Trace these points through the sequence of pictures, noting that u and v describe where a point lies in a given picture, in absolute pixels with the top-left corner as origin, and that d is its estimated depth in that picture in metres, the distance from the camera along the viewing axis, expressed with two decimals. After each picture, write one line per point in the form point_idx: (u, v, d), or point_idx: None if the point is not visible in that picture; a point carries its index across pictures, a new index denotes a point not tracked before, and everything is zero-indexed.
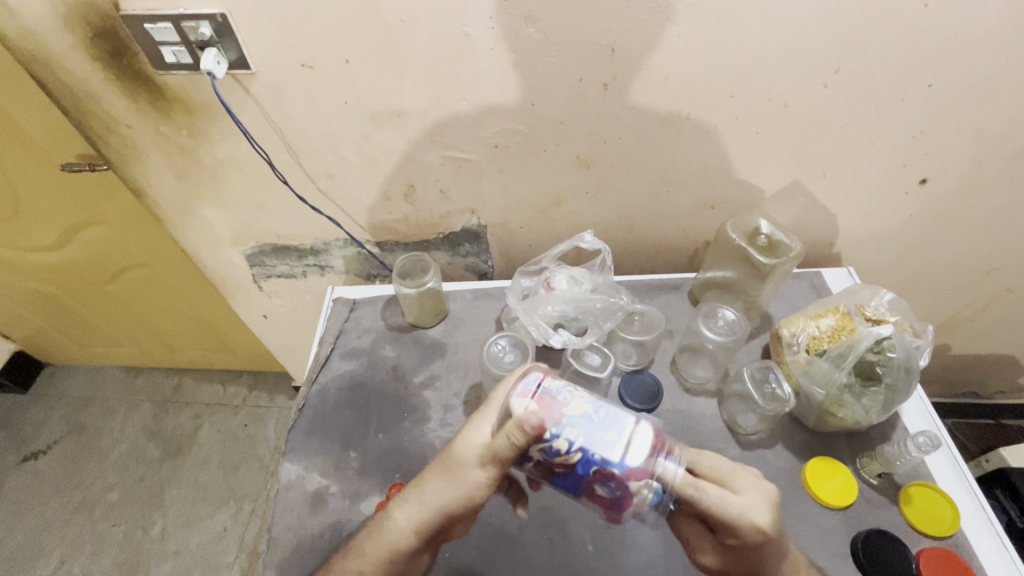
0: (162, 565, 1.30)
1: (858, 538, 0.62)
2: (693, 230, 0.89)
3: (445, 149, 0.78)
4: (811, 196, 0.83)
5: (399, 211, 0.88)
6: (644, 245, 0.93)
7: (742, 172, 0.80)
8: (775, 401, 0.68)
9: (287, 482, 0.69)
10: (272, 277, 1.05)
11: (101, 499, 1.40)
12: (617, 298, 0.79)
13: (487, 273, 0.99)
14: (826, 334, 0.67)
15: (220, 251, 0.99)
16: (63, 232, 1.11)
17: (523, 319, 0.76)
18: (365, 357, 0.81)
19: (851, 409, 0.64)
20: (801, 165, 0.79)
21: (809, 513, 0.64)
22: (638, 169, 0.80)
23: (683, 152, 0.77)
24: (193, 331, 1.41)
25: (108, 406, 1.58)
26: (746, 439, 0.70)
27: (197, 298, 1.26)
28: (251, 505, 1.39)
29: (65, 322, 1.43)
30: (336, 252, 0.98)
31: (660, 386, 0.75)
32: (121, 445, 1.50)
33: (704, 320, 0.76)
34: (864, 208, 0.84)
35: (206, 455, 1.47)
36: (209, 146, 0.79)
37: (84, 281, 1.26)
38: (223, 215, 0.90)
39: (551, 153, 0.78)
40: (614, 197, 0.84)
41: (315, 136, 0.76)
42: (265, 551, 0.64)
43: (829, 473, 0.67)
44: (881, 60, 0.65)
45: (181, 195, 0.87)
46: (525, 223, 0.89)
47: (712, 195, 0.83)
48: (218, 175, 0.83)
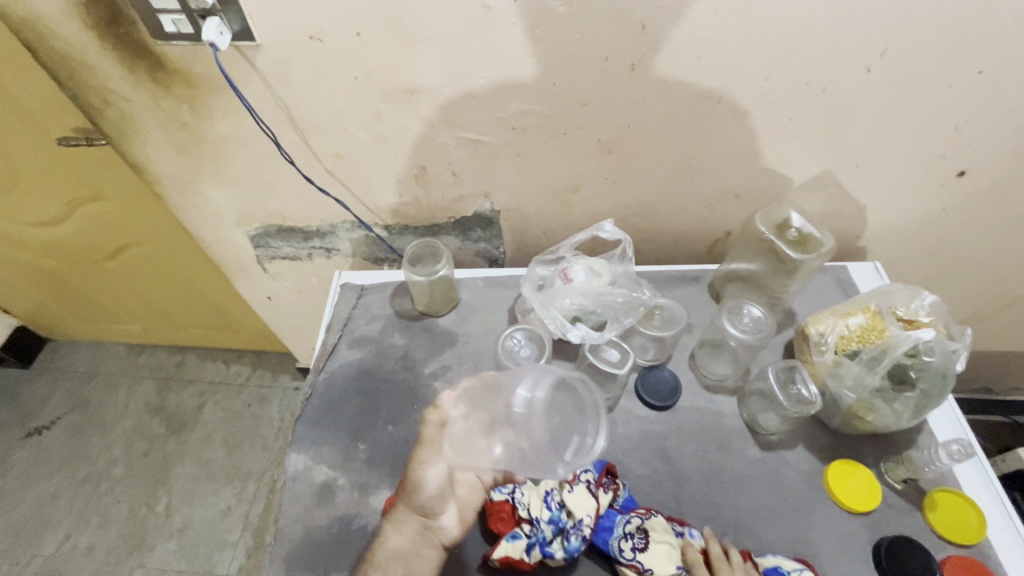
0: (167, 541, 1.30)
1: (880, 542, 0.60)
2: (715, 220, 0.86)
3: (460, 130, 0.74)
4: (842, 187, 0.79)
5: (410, 194, 0.84)
6: (663, 234, 0.89)
7: (772, 160, 0.76)
8: (802, 403, 0.65)
9: (294, 472, 0.68)
10: (277, 258, 1.02)
11: (105, 475, 1.40)
12: (639, 293, 0.76)
13: (499, 260, 0.96)
14: (856, 334, 0.64)
15: (224, 231, 0.96)
16: (62, 208, 1.08)
17: (539, 311, 0.74)
18: (373, 345, 0.79)
19: (880, 414, 0.62)
20: (834, 155, 0.75)
21: (830, 516, 0.63)
22: (662, 155, 0.76)
23: (711, 137, 0.73)
24: (196, 310, 1.39)
25: (111, 382, 1.57)
26: (767, 440, 0.68)
27: (201, 277, 1.24)
28: (255, 485, 1.39)
29: (66, 297, 1.41)
30: (344, 235, 0.95)
31: (679, 382, 0.73)
32: (125, 422, 1.49)
33: (728, 316, 0.73)
34: (896, 201, 0.81)
35: (209, 434, 1.47)
36: (212, 122, 0.75)
37: (84, 256, 1.23)
38: (226, 194, 0.87)
39: (571, 137, 0.74)
40: (634, 183, 0.81)
41: (323, 115, 0.72)
42: (272, 544, 0.63)
43: (849, 475, 0.65)
44: (930, 43, 0.61)
45: (183, 172, 0.84)
46: (540, 208, 0.86)
47: (737, 184, 0.80)
48: (220, 152, 0.79)
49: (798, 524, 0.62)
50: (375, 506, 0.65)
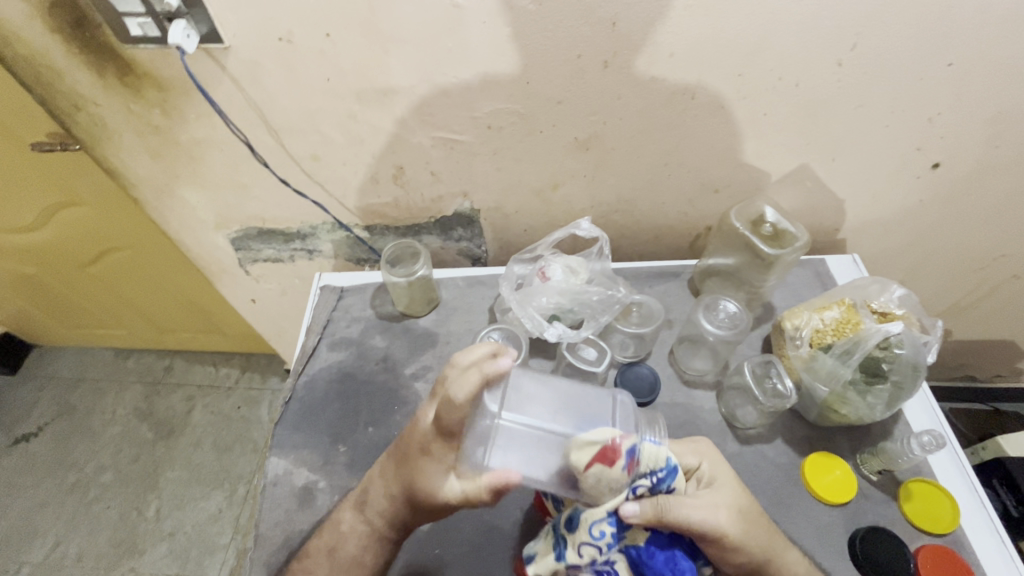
0: (158, 546, 1.30)
1: (856, 534, 0.61)
2: (694, 214, 0.86)
3: (435, 130, 0.74)
4: (819, 180, 0.80)
5: (388, 193, 0.84)
6: (644, 230, 0.89)
7: (749, 154, 0.76)
8: (777, 397, 0.66)
9: (274, 477, 0.67)
10: (259, 261, 1.01)
11: (95, 481, 1.40)
12: (615, 290, 0.76)
13: (481, 258, 0.96)
14: (831, 327, 0.65)
15: (204, 234, 0.95)
16: (41, 214, 1.07)
17: (516, 311, 0.73)
18: (354, 347, 0.79)
19: (854, 407, 0.62)
20: (809, 149, 0.75)
21: (807, 509, 0.63)
22: (639, 151, 0.76)
23: (687, 132, 0.73)
24: (181, 313, 1.38)
25: (99, 387, 1.56)
26: (745, 434, 0.69)
27: (184, 281, 1.23)
28: (245, 488, 1.38)
29: (49, 303, 1.40)
30: (324, 236, 0.94)
31: (658, 378, 0.73)
32: (113, 427, 1.48)
33: (704, 312, 0.73)
34: (874, 192, 0.81)
35: (198, 438, 1.46)
36: (185, 125, 0.74)
37: (65, 263, 1.22)
38: (204, 197, 0.86)
39: (547, 135, 0.74)
40: (612, 180, 0.81)
41: (297, 116, 0.72)
42: (253, 548, 0.63)
43: (826, 467, 0.65)
44: (898, 37, 0.61)
45: (159, 176, 0.83)
46: (520, 207, 0.86)
47: (716, 179, 0.80)
48: (195, 155, 0.79)
49: (776, 516, 0.63)
50: None
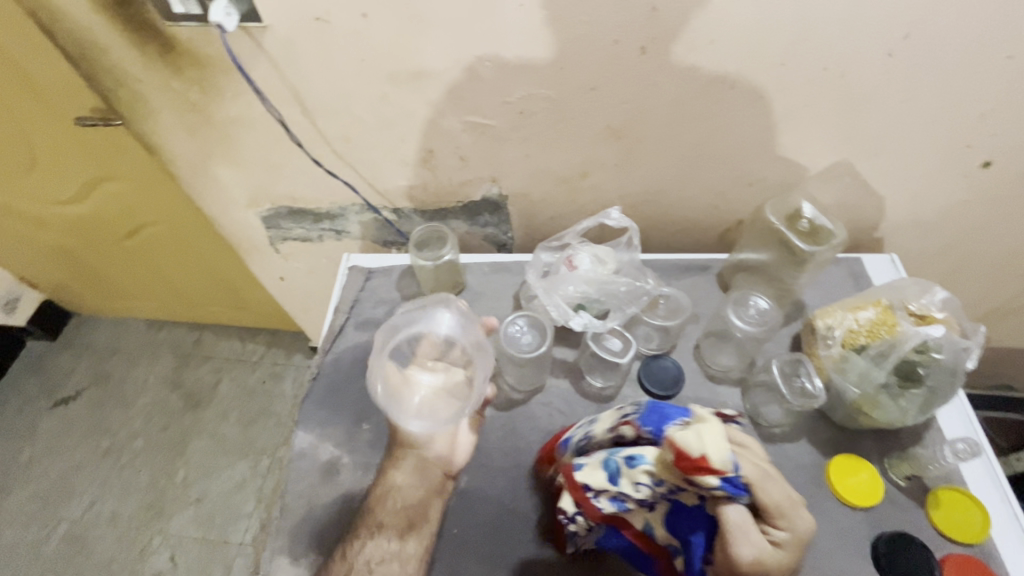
0: (185, 511, 1.35)
1: (880, 539, 0.60)
2: (725, 208, 0.84)
3: (466, 114, 0.73)
4: (858, 177, 0.77)
5: (417, 177, 0.84)
6: (673, 222, 0.88)
7: (785, 148, 0.74)
8: (806, 397, 0.64)
9: (300, 451, 0.69)
10: (288, 240, 1.03)
11: (127, 445, 1.46)
12: (644, 283, 0.75)
13: (506, 244, 0.96)
14: (865, 328, 0.63)
15: (236, 212, 0.97)
16: (82, 188, 1.11)
17: (542, 298, 0.71)
18: (379, 328, 0.79)
19: (886, 410, 0.60)
20: (851, 144, 0.73)
21: (830, 510, 0.63)
22: (672, 141, 0.75)
23: (723, 123, 0.71)
24: (211, 288, 1.42)
25: (132, 356, 1.62)
26: (769, 431, 0.68)
27: (215, 257, 1.26)
28: (268, 460, 1.43)
29: (88, 275, 1.45)
30: (353, 217, 0.96)
31: (682, 371, 0.72)
32: (145, 395, 1.54)
33: (734, 307, 0.72)
34: (916, 191, 0.78)
35: (225, 410, 1.51)
36: (221, 104, 0.75)
37: (104, 236, 1.26)
38: (237, 175, 0.88)
39: (579, 122, 0.73)
40: (643, 170, 0.79)
41: (330, 97, 0.72)
42: (278, 517, 0.65)
43: (853, 471, 0.64)
44: (955, 28, 0.58)
45: (195, 153, 0.85)
46: (547, 194, 0.85)
47: (750, 172, 0.78)
48: (230, 134, 0.80)
49: None
50: None
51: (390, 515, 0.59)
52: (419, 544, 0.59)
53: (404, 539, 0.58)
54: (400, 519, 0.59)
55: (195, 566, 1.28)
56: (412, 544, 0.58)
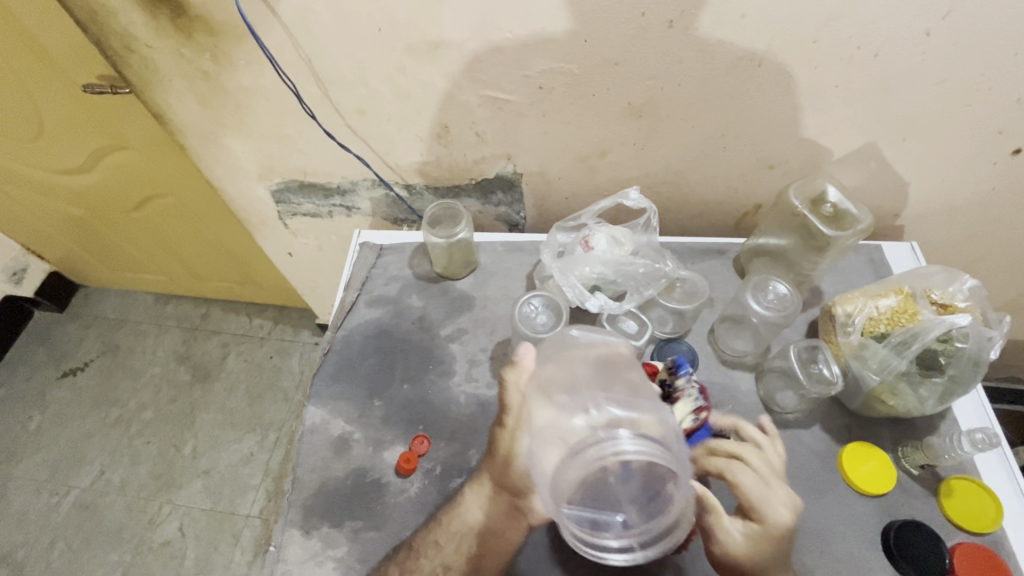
0: (194, 481, 1.37)
1: (890, 527, 0.60)
2: (745, 191, 0.83)
3: (485, 88, 0.71)
4: (883, 162, 0.75)
5: (431, 152, 0.83)
6: (690, 204, 0.87)
7: (810, 130, 0.72)
8: (822, 383, 0.64)
9: (312, 425, 0.69)
10: (298, 215, 1.02)
11: (136, 416, 1.47)
12: (662, 264, 0.73)
13: (519, 224, 0.95)
14: (885, 316, 0.62)
15: (247, 184, 0.96)
16: (90, 157, 1.09)
17: (558, 278, 0.70)
18: (391, 305, 0.79)
19: (904, 399, 0.60)
20: (878, 127, 0.71)
21: (841, 497, 0.62)
22: (694, 121, 0.73)
23: (748, 102, 0.69)
24: (219, 263, 1.41)
25: (140, 328, 1.62)
26: (783, 417, 0.67)
27: (223, 231, 1.25)
28: (276, 434, 1.44)
29: (96, 246, 1.44)
30: (364, 193, 0.94)
31: (696, 355, 0.71)
32: (153, 368, 1.55)
33: (753, 291, 0.71)
34: (942, 178, 0.76)
35: (232, 384, 1.52)
36: (233, 72, 0.74)
37: (112, 207, 1.25)
38: (249, 147, 0.87)
39: (600, 99, 0.71)
40: (663, 150, 0.78)
41: (345, 68, 0.71)
42: (290, 490, 0.65)
43: (863, 460, 0.64)
44: (999, 5, 0.56)
45: (206, 123, 0.83)
46: (564, 173, 0.84)
47: (772, 154, 0.76)
48: (242, 104, 0.79)
49: (808, 501, 0.62)
50: (389, 461, 0.66)
51: (444, 537, 0.60)
52: (463, 568, 0.58)
53: (450, 561, 0.59)
54: (456, 546, 0.59)
55: (203, 535, 1.30)
56: (457, 569, 0.58)
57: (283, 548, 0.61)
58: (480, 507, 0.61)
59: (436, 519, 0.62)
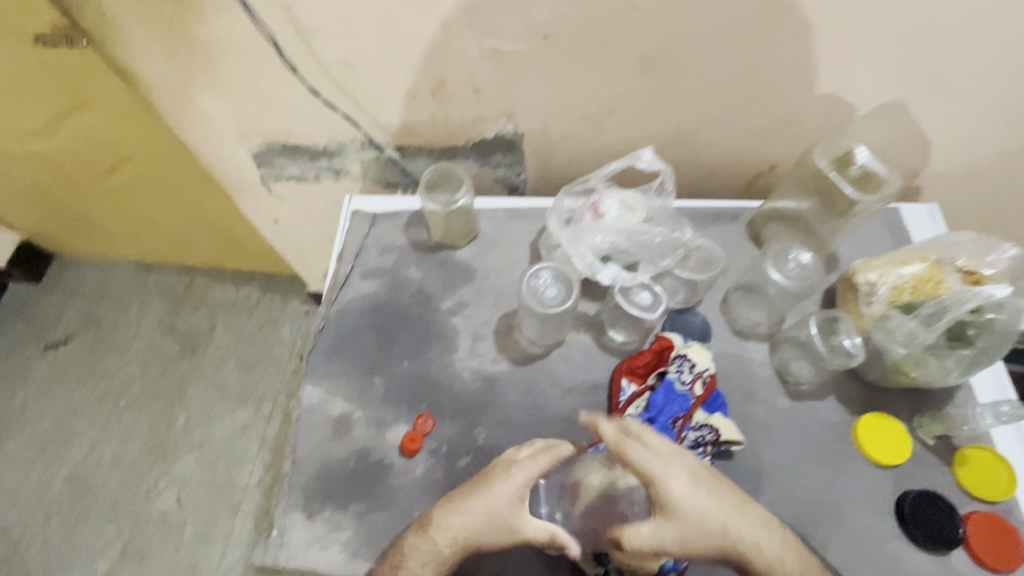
0: (189, 454, 1.35)
1: (905, 497, 0.59)
2: (759, 150, 0.78)
3: (483, 38, 0.65)
4: (910, 119, 0.71)
5: (424, 111, 0.77)
6: (701, 165, 0.82)
7: (835, 85, 0.67)
8: (842, 355, 0.63)
9: (310, 406, 0.66)
10: (282, 179, 0.95)
11: (124, 390, 1.44)
12: (680, 233, 0.69)
13: (518, 187, 0.90)
14: (909, 284, 0.59)
15: (225, 147, 0.89)
16: (49, 118, 1.00)
17: (567, 248, 0.66)
18: (387, 277, 0.74)
19: (927, 369, 0.58)
20: (908, 81, 0.66)
21: (856, 469, 0.62)
22: (711, 74, 0.67)
23: (772, 53, 0.64)
24: (201, 230, 1.34)
25: (122, 300, 1.56)
26: (797, 389, 0.66)
27: (202, 198, 1.18)
28: (270, 405, 1.41)
29: (66, 214, 1.36)
30: (353, 155, 0.88)
31: (708, 328, 0.69)
32: (139, 340, 1.50)
33: (774, 260, 0.68)
34: (968, 135, 0.72)
35: (222, 355, 1.48)
36: (201, 21, 0.66)
37: (80, 172, 1.17)
38: (225, 106, 0.79)
39: (611, 50, 0.65)
40: (675, 106, 0.72)
41: (328, 15, 0.63)
42: (290, 474, 0.62)
43: (881, 430, 0.63)
44: None
45: (175, 79, 0.76)
46: (568, 132, 0.78)
47: (792, 111, 0.71)
48: (214, 57, 0.71)
49: (822, 473, 0.61)
50: (393, 441, 0.64)
51: (429, 544, 0.53)
52: None
53: (432, 566, 0.53)
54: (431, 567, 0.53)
55: (203, 506, 1.30)
56: None
57: (287, 533, 0.59)
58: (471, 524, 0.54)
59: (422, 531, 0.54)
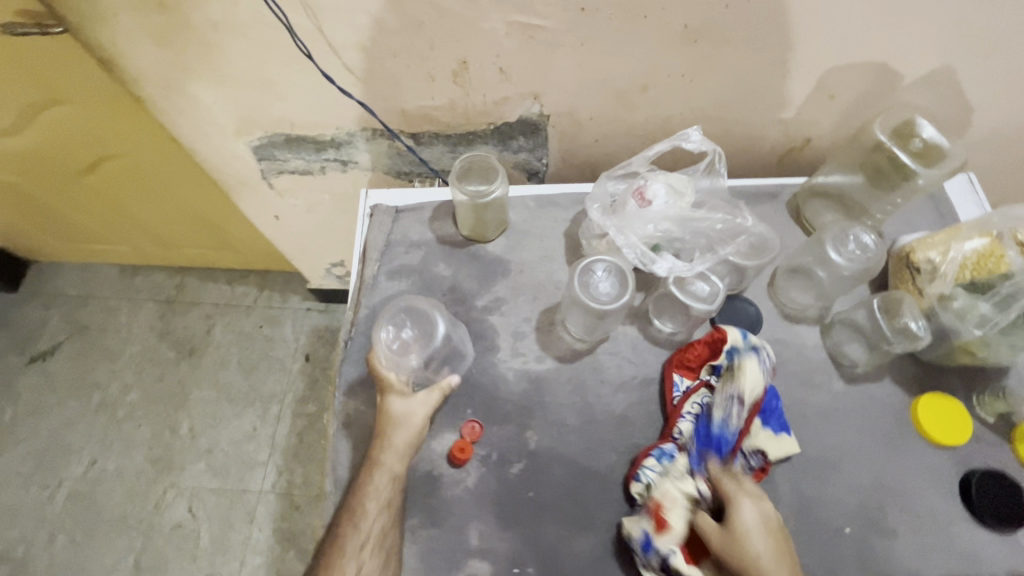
0: (197, 462, 1.30)
1: (971, 477, 0.58)
2: (796, 124, 0.74)
3: (513, 13, 0.59)
4: (957, 86, 0.68)
5: (444, 94, 0.71)
6: (734, 141, 0.78)
7: (884, 53, 0.63)
8: (906, 336, 0.62)
9: (347, 418, 0.62)
10: (285, 173, 0.89)
11: (121, 400, 1.37)
12: (741, 219, 0.65)
13: (540, 172, 0.85)
14: (970, 262, 0.57)
15: (222, 140, 0.82)
16: (19, 114, 0.91)
17: (615, 238, 0.63)
18: (416, 276, 0.70)
19: (995, 350, 0.58)
20: (961, 46, 0.62)
21: (917, 451, 0.60)
22: (755, 45, 0.63)
23: (823, 19, 0.59)
24: (191, 229, 1.27)
25: (109, 305, 1.48)
26: (852, 372, 0.64)
27: (192, 195, 1.10)
28: (277, 407, 1.36)
29: (43, 216, 1.27)
30: (363, 144, 0.82)
31: (759, 316, 0.66)
32: (131, 346, 1.43)
33: (833, 241, 0.66)
34: (1014, 101, 0.69)
35: (222, 357, 1.42)
36: (197, 2, 0.59)
37: (56, 172, 1.08)
38: (223, 96, 0.73)
39: (651, 21, 0.60)
40: (713, 80, 0.68)
41: None
42: (334, 492, 0.59)
43: (943, 411, 0.61)
44: None
45: (167, 68, 0.69)
46: (597, 112, 0.73)
47: (835, 82, 0.68)
48: (211, 42, 0.64)
49: (884, 457, 0.60)
50: (440, 451, 0.60)
51: (377, 484, 0.56)
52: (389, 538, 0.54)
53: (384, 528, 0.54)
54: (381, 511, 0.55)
55: (216, 515, 1.25)
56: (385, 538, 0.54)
57: None
58: (395, 489, 0.56)
59: (352, 513, 0.54)
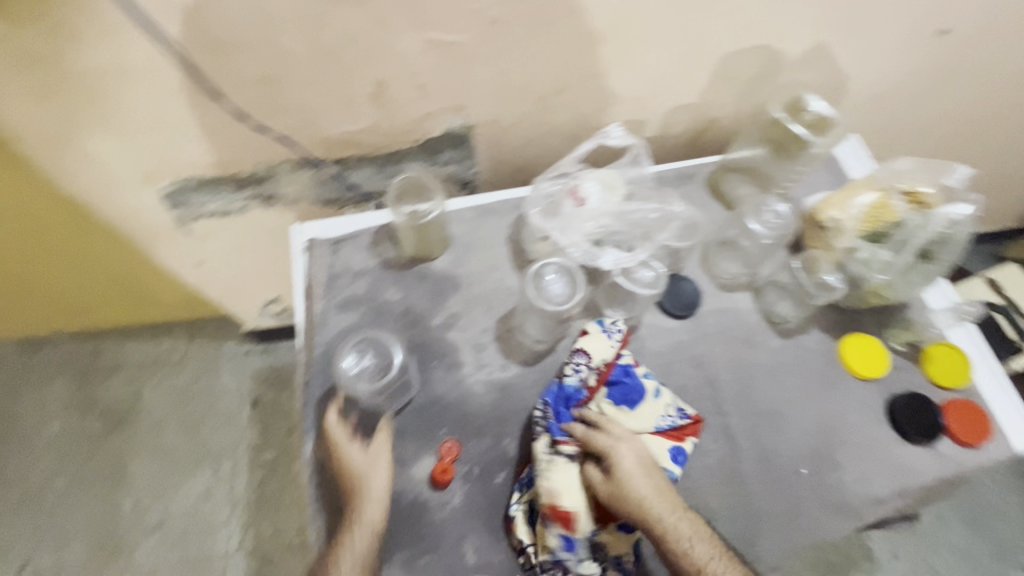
0: (149, 538, 1.20)
1: (894, 403, 0.66)
2: (703, 108, 0.80)
3: (426, 31, 0.59)
4: (833, 59, 0.75)
5: (365, 117, 0.70)
6: (651, 129, 0.82)
7: (768, 36, 0.70)
8: (824, 289, 0.69)
9: (319, 461, 0.60)
10: (203, 217, 0.84)
11: (47, 489, 1.24)
12: (671, 206, 0.72)
13: (471, 181, 0.86)
14: (866, 216, 0.65)
15: (127, 192, 0.76)
16: None
17: (560, 240, 0.67)
18: (366, 305, 0.68)
19: (898, 287, 0.67)
20: (831, 24, 0.70)
21: (849, 388, 0.68)
22: (657, 40, 0.67)
23: (713, 11, 0.64)
24: (100, 289, 1.16)
25: (13, 387, 1.32)
26: (784, 327, 0.70)
27: (96, 253, 1.00)
28: (230, 462, 1.28)
29: None
30: (285, 177, 0.79)
31: (698, 291, 0.71)
32: (49, 428, 1.29)
33: (753, 214, 0.74)
34: (881, 66, 0.78)
35: (158, 420, 1.31)
36: (81, 52, 0.54)
37: None
38: (123, 146, 0.67)
39: (560, 27, 0.62)
40: (624, 76, 0.72)
41: (244, 27, 0.55)
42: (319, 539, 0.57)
43: (864, 348, 0.69)
44: None
45: (53, 123, 0.63)
46: (520, 117, 0.75)
47: (731, 66, 0.73)
48: (102, 91, 0.59)
49: (822, 399, 0.67)
50: (421, 475, 0.60)
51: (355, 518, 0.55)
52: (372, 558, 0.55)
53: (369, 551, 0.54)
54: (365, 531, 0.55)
55: None
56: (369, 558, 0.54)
57: None
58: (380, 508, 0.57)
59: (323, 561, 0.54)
